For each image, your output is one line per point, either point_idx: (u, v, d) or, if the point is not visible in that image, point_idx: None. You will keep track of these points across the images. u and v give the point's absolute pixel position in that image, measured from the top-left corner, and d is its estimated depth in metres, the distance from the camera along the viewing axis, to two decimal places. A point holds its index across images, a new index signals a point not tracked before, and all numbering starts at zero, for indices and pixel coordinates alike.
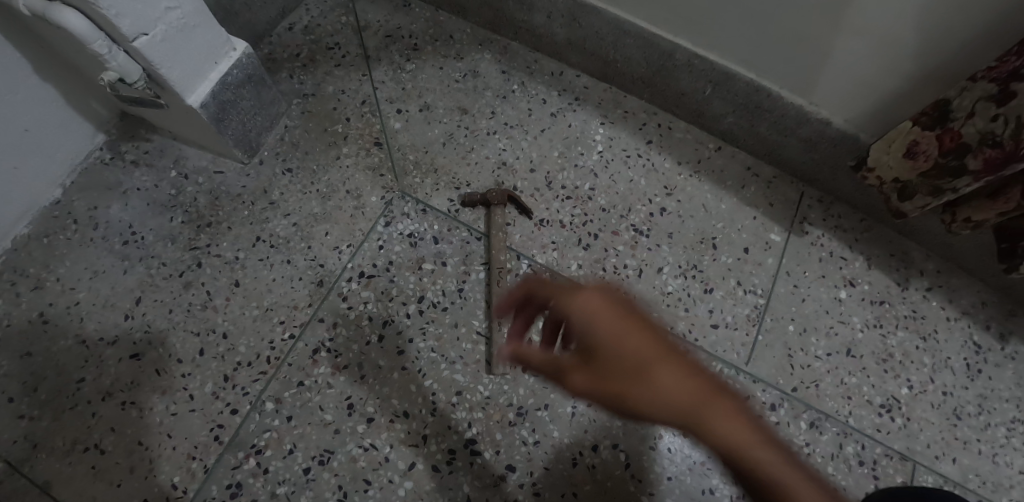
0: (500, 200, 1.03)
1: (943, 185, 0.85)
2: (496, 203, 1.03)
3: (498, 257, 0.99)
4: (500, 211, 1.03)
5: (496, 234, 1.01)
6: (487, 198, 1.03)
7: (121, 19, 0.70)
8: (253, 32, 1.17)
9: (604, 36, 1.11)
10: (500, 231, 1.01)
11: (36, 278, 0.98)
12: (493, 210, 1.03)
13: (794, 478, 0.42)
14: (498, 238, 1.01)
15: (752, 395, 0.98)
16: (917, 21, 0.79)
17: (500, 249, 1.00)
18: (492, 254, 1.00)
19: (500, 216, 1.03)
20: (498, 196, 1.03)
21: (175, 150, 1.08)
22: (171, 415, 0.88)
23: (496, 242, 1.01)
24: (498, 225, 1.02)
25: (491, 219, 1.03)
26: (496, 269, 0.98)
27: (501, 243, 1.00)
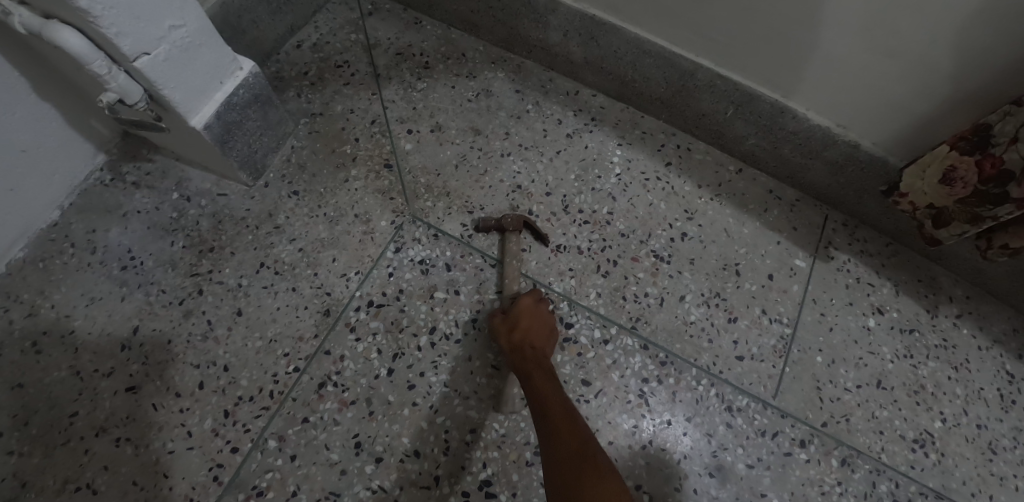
0: (514, 226, 0.98)
1: (983, 212, 0.82)
2: (511, 228, 0.98)
3: (511, 287, 0.95)
4: (515, 237, 0.99)
5: (510, 263, 0.96)
6: (501, 223, 0.98)
7: (121, 38, 0.66)
8: (261, 49, 1.13)
9: (623, 55, 1.08)
10: (514, 260, 0.97)
11: (31, 304, 0.93)
12: (507, 236, 0.99)
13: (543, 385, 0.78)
14: (511, 266, 0.96)
15: (780, 431, 0.93)
16: (956, 43, 0.76)
17: (513, 279, 0.95)
18: (504, 283, 0.95)
19: (515, 243, 0.98)
20: (513, 220, 0.98)
21: (178, 171, 1.04)
22: (168, 452, 0.83)
23: (509, 270, 0.96)
24: (511, 252, 0.97)
25: (505, 245, 0.98)
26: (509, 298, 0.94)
27: (515, 274, 0.95)
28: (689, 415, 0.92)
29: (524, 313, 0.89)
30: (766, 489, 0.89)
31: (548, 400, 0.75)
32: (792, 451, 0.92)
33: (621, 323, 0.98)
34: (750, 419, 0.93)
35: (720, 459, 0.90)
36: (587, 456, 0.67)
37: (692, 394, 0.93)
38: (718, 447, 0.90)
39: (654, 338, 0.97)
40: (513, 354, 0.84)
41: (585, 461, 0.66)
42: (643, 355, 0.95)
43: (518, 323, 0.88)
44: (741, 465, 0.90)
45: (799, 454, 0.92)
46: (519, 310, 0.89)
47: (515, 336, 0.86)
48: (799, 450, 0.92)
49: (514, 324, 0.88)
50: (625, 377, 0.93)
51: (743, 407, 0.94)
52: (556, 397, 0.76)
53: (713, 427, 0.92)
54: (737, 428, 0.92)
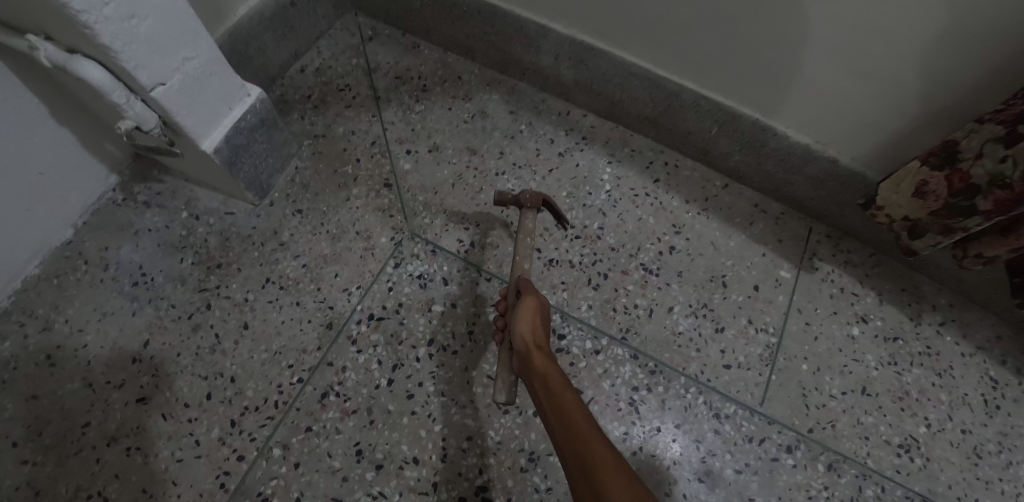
0: (532, 202, 0.95)
1: (954, 224, 0.85)
2: (528, 205, 0.96)
3: (520, 266, 0.92)
4: (531, 216, 0.96)
5: (523, 239, 0.94)
6: (518, 199, 0.96)
7: (139, 70, 0.71)
8: (266, 75, 1.19)
9: (611, 77, 1.13)
10: (527, 237, 0.94)
11: (45, 319, 0.97)
12: (524, 214, 0.96)
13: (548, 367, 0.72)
14: (524, 243, 0.94)
15: (767, 437, 0.96)
16: (922, 63, 0.81)
17: (524, 260, 0.92)
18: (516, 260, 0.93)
19: (530, 219, 0.95)
20: (532, 196, 0.96)
21: (187, 191, 1.09)
22: (177, 461, 0.87)
23: (523, 246, 0.94)
24: (527, 230, 0.94)
25: (520, 222, 0.95)
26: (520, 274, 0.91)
27: (527, 251, 0.93)
28: (678, 421, 0.95)
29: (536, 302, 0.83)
30: (754, 494, 0.92)
31: (555, 384, 0.68)
32: (779, 457, 0.95)
33: (611, 334, 1.02)
34: (737, 425, 0.96)
35: (709, 465, 0.93)
36: (605, 449, 0.57)
37: (681, 402, 0.97)
38: (707, 454, 0.94)
39: (644, 348, 1.01)
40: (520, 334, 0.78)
41: (601, 453, 0.56)
42: (632, 365, 0.99)
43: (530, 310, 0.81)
44: (730, 470, 0.93)
45: (786, 459, 0.95)
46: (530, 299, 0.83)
47: (524, 323, 0.79)
48: (786, 456, 0.95)
49: (526, 311, 0.81)
50: (616, 386, 0.97)
51: (730, 414, 0.97)
52: (568, 391, 0.67)
53: (702, 434, 0.95)
54: (725, 434, 0.95)
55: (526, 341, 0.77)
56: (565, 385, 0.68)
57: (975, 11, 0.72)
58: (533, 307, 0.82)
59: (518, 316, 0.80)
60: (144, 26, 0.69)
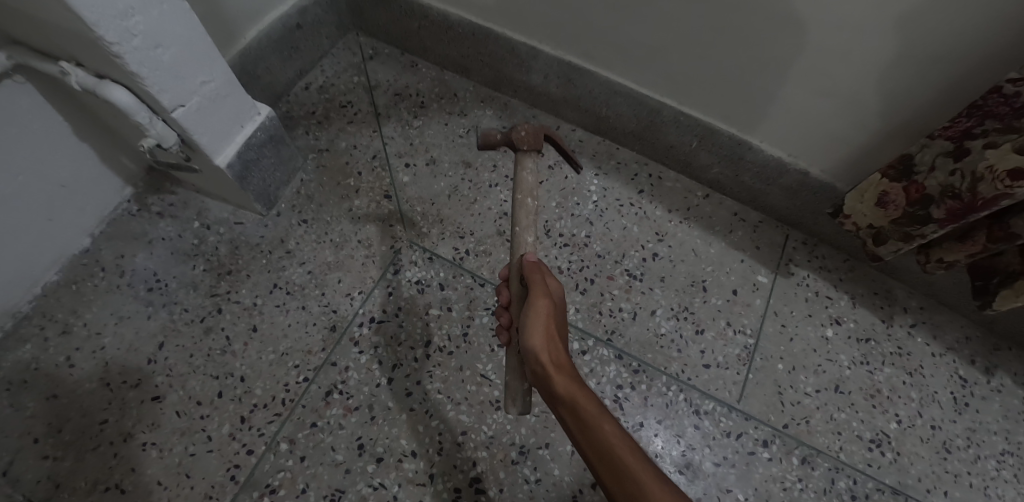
0: (531, 143, 0.84)
1: (913, 231, 0.92)
2: (524, 148, 0.84)
3: (523, 238, 0.85)
4: (530, 158, 0.85)
5: (522, 199, 0.84)
6: (512, 141, 0.84)
7: (162, 94, 0.78)
8: (273, 92, 1.26)
9: (597, 95, 1.20)
10: (528, 192, 0.84)
11: (64, 322, 1.04)
12: (521, 156, 0.85)
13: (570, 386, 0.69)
14: (524, 202, 0.84)
15: (744, 432, 1.02)
16: (880, 84, 0.88)
17: (526, 232, 0.84)
18: (517, 232, 0.85)
19: (528, 169, 0.85)
20: (529, 134, 0.83)
21: (198, 202, 1.16)
22: (190, 455, 0.93)
23: (522, 213, 0.84)
24: (526, 184, 0.84)
25: (520, 175, 0.85)
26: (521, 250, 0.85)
27: (530, 211, 0.84)
28: (660, 417, 1.02)
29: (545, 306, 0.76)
30: (731, 486, 0.98)
31: (584, 409, 0.66)
32: (756, 450, 1.01)
33: (598, 336, 1.08)
34: (716, 421, 1.03)
35: (689, 458, 0.99)
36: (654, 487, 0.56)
37: (663, 399, 1.04)
38: (687, 447, 1.00)
39: (629, 349, 1.08)
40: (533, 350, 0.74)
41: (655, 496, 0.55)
42: (617, 365, 1.06)
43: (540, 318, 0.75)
44: (709, 463, 0.99)
45: (762, 453, 1.01)
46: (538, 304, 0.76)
47: (538, 338, 0.74)
48: (762, 450, 1.01)
49: (537, 324, 0.75)
50: (601, 384, 1.04)
51: (709, 411, 1.04)
52: (604, 418, 0.65)
53: (682, 429, 1.01)
54: (705, 429, 1.02)
55: (544, 362, 0.72)
56: (594, 408, 0.66)
57: (925, 37, 0.79)
58: (543, 312, 0.76)
59: (530, 331, 0.74)
60: (167, 55, 0.76)
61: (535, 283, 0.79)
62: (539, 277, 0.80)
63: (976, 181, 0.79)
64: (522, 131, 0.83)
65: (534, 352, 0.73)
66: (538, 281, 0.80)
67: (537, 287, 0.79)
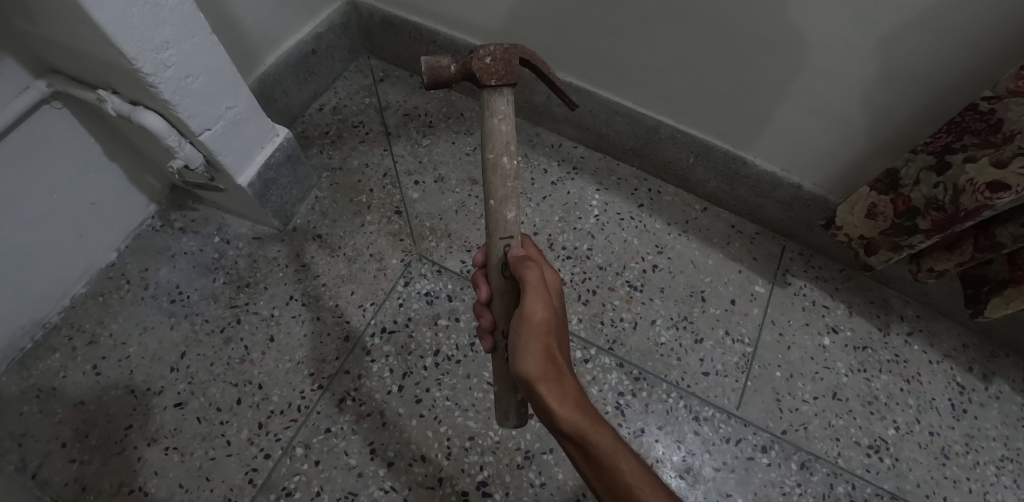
0: (501, 74, 0.69)
1: (902, 242, 0.95)
2: (493, 82, 0.69)
3: (501, 214, 0.74)
4: (500, 96, 0.71)
5: (496, 158, 0.71)
6: (477, 72, 0.68)
7: (191, 119, 0.84)
8: (289, 114, 1.32)
9: (597, 114, 1.25)
10: (503, 145, 0.71)
11: (91, 333, 1.09)
12: (487, 95, 0.71)
13: (574, 412, 0.65)
14: (499, 160, 0.72)
15: (743, 438, 1.06)
16: (864, 102, 0.92)
17: (505, 208, 0.74)
18: (493, 208, 0.74)
19: (499, 116, 0.70)
20: (497, 59, 0.69)
21: (218, 218, 1.22)
22: (210, 459, 0.97)
23: (496, 177, 0.72)
24: (500, 135, 0.70)
25: (489, 122, 0.70)
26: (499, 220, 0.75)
27: (508, 169, 0.72)
28: (660, 424, 1.06)
29: (542, 319, 0.70)
30: (731, 490, 1.01)
31: (594, 442, 0.63)
32: (755, 456, 1.04)
33: (599, 345, 1.13)
34: (715, 427, 1.06)
35: (689, 463, 1.02)
36: None
37: (663, 406, 1.07)
38: (688, 453, 1.03)
39: (629, 358, 1.12)
40: (531, 374, 0.68)
41: None
42: (619, 372, 1.10)
43: (538, 335, 0.70)
44: (709, 468, 1.02)
45: (761, 459, 1.04)
46: (534, 317, 0.70)
47: (535, 362, 0.68)
48: (761, 455, 1.04)
49: (533, 343, 0.69)
50: (603, 391, 1.08)
51: (709, 417, 1.07)
52: (617, 452, 0.62)
53: (682, 435, 1.05)
54: (704, 435, 1.05)
55: (542, 388, 0.66)
56: (604, 440, 0.62)
57: (904, 58, 0.84)
58: (541, 327, 0.70)
59: (525, 354, 0.69)
60: (196, 83, 0.82)
61: (528, 288, 0.71)
62: (534, 278, 0.72)
63: (958, 193, 0.83)
64: (486, 56, 0.69)
65: (531, 375, 0.68)
66: (531, 281, 0.72)
67: (532, 295, 0.71)
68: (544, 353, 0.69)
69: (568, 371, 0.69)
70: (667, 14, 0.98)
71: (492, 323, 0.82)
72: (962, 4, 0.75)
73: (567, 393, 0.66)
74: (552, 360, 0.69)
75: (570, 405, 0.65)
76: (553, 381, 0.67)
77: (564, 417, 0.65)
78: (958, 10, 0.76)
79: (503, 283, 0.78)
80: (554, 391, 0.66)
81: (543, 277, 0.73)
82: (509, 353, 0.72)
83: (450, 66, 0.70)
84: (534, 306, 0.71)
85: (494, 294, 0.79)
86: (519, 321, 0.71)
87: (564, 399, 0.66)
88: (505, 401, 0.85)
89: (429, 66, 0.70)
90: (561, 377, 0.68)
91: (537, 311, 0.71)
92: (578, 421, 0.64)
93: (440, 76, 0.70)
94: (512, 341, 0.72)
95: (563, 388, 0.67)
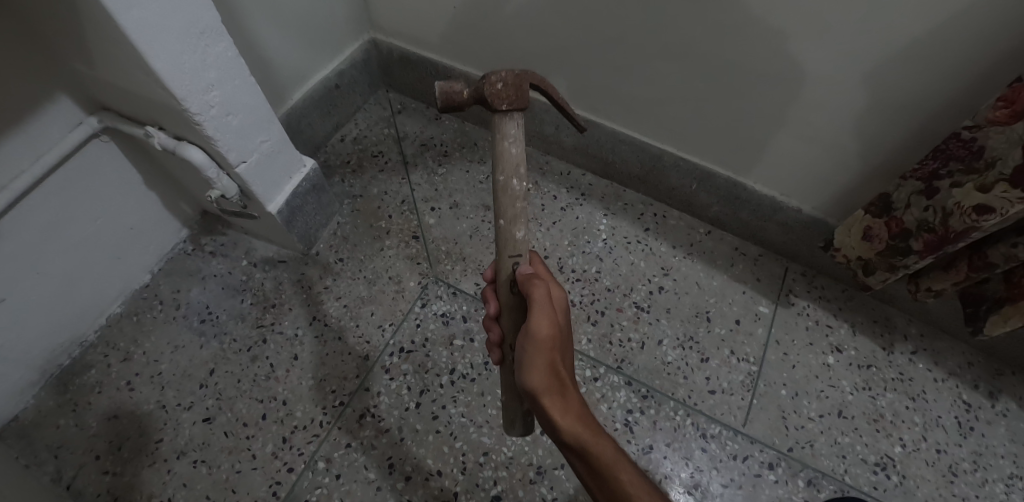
0: (512, 98, 0.75)
1: (897, 263, 0.99)
2: (503, 106, 0.75)
3: (511, 233, 0.80)
4: (510, 120, 0.76)
5: (506, 179, 0.77)
6: (489, 97, 0.74)
7: (229, 152, 0.92)
8: (313, 145, 1.41)
9: (604, 143, 1.32)
10: (513, 167, 0.77)
11: (125, 351, 1.15)
12: (498, 119, 0.76)
13: (576, 424, 0.69)
14: (509, 182, 0.77)
15: (750, 455, 1.08)
16: (856, 130, 0.98)
17: (514, 227, 0.80)
18: (502, 227, 0.80)
19: (509, 140, 0.76)
20: (509, 85, 0.74)
21: (246, 243, 1.29)
22: (236, 472, 1.02)
23: (507, 199, 0.78)
24: (509, 159, 0.76)
25: (499, 148, 0.76)
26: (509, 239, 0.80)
27: (517, 191, 0.77)
28: (668, 440, 1.09)
29: (548, 334, 0.75)
30: None
31: (596, 454, 0.67)
32: (762, 473, 1.06)
33: (608, 364, 1.17)
34: (722, 444, 1.09)
35: (697, 479, 1.05)
36: None
37: (671, 423, 1.11)
38: (695, 469, 1.06)
39: (637, 376, 1.16)
40: (537, 389, 0.72)
41: None
42: (627, 390, 1.14)
43: (543, 350, 0.74)
44: (716, 485, 1.05)
45: (768, 475, 1.06)
46: (540, 333, 0.74)
47: (540, 377, 0.72)
48: (768, 472, 1.07)
49: (539, 358, 0.73)
50: (612, 408, 1.12)
51: (716, 434, 1.10)
52: (618, 462, 0.66)
53: (690, 452, 1.08)
54: (711, 452, 1.08)
55: (546, 401, 0.71)
56: (607, 452, 0.67)
57: (890, 89, 0.90)
58: (546, 342, 0.74)
59: (531, 368, 0.73)
60: (235, 120, 0.90)
61: (536, 306, 0.76)
62: (541, 295, 0.77)
63: (947, 215, 0.87)
64: (498, 82, 0.74)
65: (536, 389, 0.72)
66: (539, 298, 0.77)
67: (538, 313, 0.75)
68: (549, 367, 0.73)
69: (571, 385, 0.73)
70: (667, 50, 1.05)
71: (500, 336, 0.87)
72: (940, 41, 0.81)
73: (570, 406, 0.70)
74: (557, 374, 0.73)
75: (573, 417, 0.70)
76: (556, 394, 0.71)
77: (567, 428, 0.69)
78: (938, 47, 0.82)
79: (511, 299, 0.83)
80: (558, 404, 0.70)
81: (549, 294, 0.78)
82: (516, 366, 0.76)
83: (464, 91, 0.77)
84: (541, 322, 0.75)
85: (502, 310, 0.85)
86: (526, 336, 0.76)
87: (568, 413, 0.70)
88: (510, 411, 0.89)
89: (443, 90, 0.76)
90: (564, 391, 0.72)
91: (545, 328, 0.75)
92: (581, 433, 0.69)
93: (453, 99, 0.76)
94: (518, 354, 0.76)
95: (567, 402, 0.71)
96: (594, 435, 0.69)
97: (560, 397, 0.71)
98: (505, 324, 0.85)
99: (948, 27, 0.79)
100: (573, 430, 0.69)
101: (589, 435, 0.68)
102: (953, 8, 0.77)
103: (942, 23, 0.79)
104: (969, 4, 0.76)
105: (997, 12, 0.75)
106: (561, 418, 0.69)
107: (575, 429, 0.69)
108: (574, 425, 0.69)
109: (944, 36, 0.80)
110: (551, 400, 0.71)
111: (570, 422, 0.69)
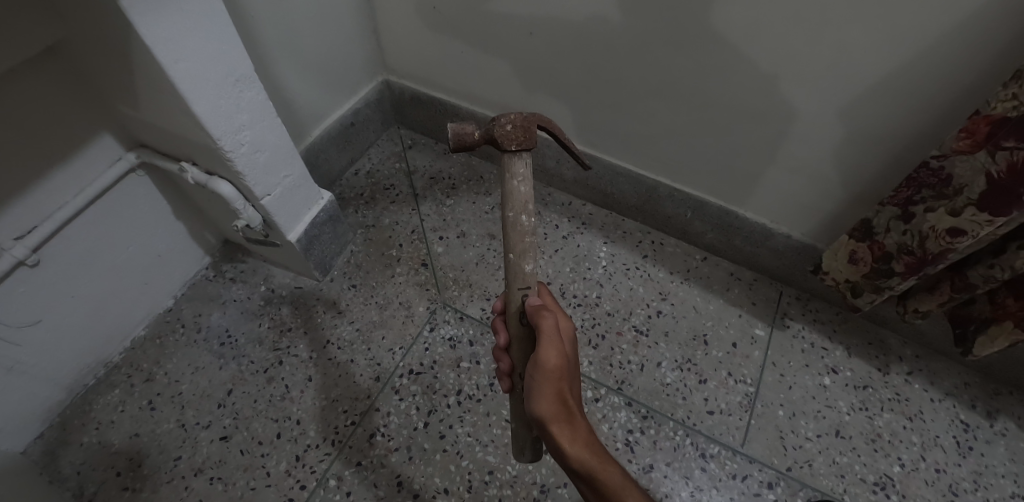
0: (520, 139, 0.82)
1: (882, 284, 1.04)
2: (513, 146, 0.82)
3: (519, 267, 0.86)
4: (519, 159, 0.83)
5: (516, 215, 0.83)
6: (498, 138, 0.81)
7: (255, 186, 1.00)
8: (329, 178, 1.49)
9: (602, 176, 1.40)
10: (521, 204, 0.83)
11: (148, 372, 1.21)
12: (508, 158, 0.83)
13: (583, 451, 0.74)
14: (518, 217, 0.84)
15: (750, 474, 1.11)
16: (836, 161, 1.05)
17: (522, 261, 0.86)
18: (513, 260, 0.86)
19: (518, 178, 0.83)
20: (516, 127, 0.82)
21: (264, 270, 1.36)
22: (250, 489, 1.06)
23: (515, 229, 0.84)
24: (520, 196, 0.83)
25: (506, 185, 0.83)
26: (517, 268, 0.86)
27: (526, 225, 0.84)
28: (669, 460, 1.12)
29: (556, 365, 0.79)
30: None
31: (602, 482, 0.71)
32: (761, 492, 1.09)
33: (609, 385, 1.21)
34: (722, 463, 1.12)
35: (698, 498, 1.08)
36: None
37: (671, 444, 1.14)
38: (695, 489, 1.09)
39: (637, 397, 1.20)
40: (546, 418, 0.77)
41: None
42: (628, 410, 1.18)
43: (551, 379, 0.79)
44: None
45: (767, 495, 1.09)
46: (548, 364, 0.79)
47: (548, 406, 0.77)
48: (767, 491, 1.09)
49: (546, 388, 0.78)
50: (613, 428, 1.16)
51: (715, 454, 1.13)
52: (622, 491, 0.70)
53: (691, 471, 1.11)
54: (711, 471, 1.11)
55: (555, 432, 0.76)
56: (613, 479, 0.71)
57: (864, 124, 0.97)
58: (554, 372, 0.79)
59: (539, 398, 0.78)
60: (262, 157, 0.98)
61: (544, 339, 0.80)
62: (549, 327, 0.81)
63: (924, 239, 0.93)
64: (506, 124, 0.81)
65: (545, 419, 0.77)
66: (547, 329, 0.81)
67: (546, 346, 0.79)
68: (557, 396, 0.78)
69: (578, 413, 0.78)
70: (660, 91, 1.14)
71: (509, 366, 0.92)
72: (905, 80, 0.89)
73: (577, 434, 0.75)
74: (564, 403, 0.77)
75: (581, 446, 0.74)
76: (564, 423, 0.76)
77: (575, 456, 0.74)
78: (902, 84, 0.89)
79: (520, 329, 0.88)
80: (566, 434, 0.75)
81: (557, 325, 0.82)
82: (526, 394, 0.82)
83: (475, 132, 0.84)
84: (548, 354, 0.79)
85: (512, 340, 0.90)
86: (535, 366, 0.80)
87: (575, 442, 0.74)
88: (520, 438, 0.93)
89: (455, 132, 0.83)
90: (571, 419, 0.76)
91: (553, 360, 0.79)
92: (588, 461, 0.73)
93: (464, 141, 0.84)
94: (528, 383, 0.81)
95: (574, 431, 0.75)
96: (602, 462, 0.73)
97: (568, 426, 0.76)
98: (514, 354, 0.90)
99: (909, 68, 0.87)
100: (580, 460, 0.73)
101: (597, 465, 0.73)
102: (912, 53, 0.86)
103: (904, 65, 0.87)
104: (925, 48, 0.84)
105: (953, 53, 0.83)
106: (569, 447, 0.74)
107: (582, 458, 0.73)
108: (581, 454, 0.74)
109: (907, 76, 0.88)
110: (558, 429, 0.76)
111: (577, 452, 0.74)
